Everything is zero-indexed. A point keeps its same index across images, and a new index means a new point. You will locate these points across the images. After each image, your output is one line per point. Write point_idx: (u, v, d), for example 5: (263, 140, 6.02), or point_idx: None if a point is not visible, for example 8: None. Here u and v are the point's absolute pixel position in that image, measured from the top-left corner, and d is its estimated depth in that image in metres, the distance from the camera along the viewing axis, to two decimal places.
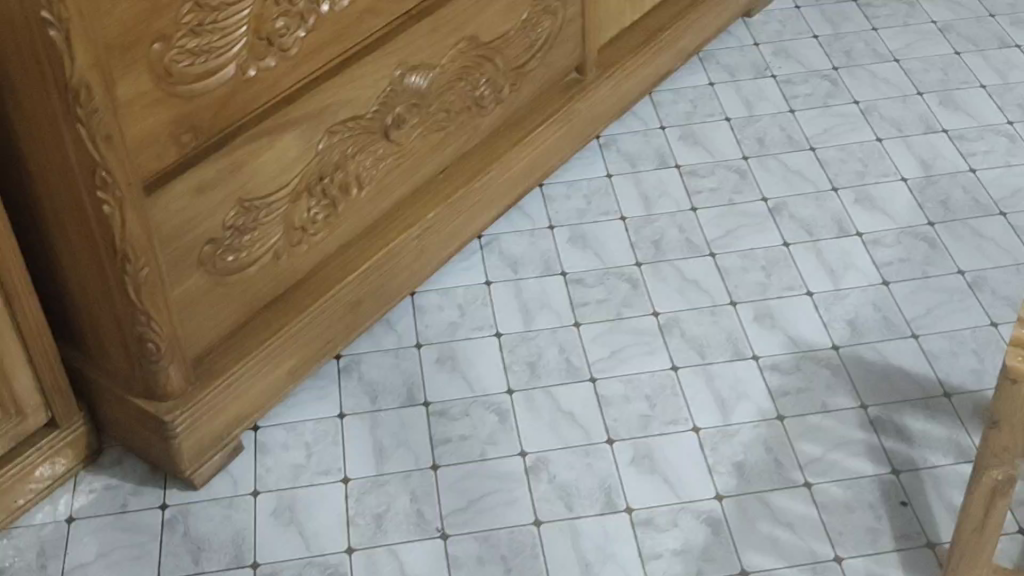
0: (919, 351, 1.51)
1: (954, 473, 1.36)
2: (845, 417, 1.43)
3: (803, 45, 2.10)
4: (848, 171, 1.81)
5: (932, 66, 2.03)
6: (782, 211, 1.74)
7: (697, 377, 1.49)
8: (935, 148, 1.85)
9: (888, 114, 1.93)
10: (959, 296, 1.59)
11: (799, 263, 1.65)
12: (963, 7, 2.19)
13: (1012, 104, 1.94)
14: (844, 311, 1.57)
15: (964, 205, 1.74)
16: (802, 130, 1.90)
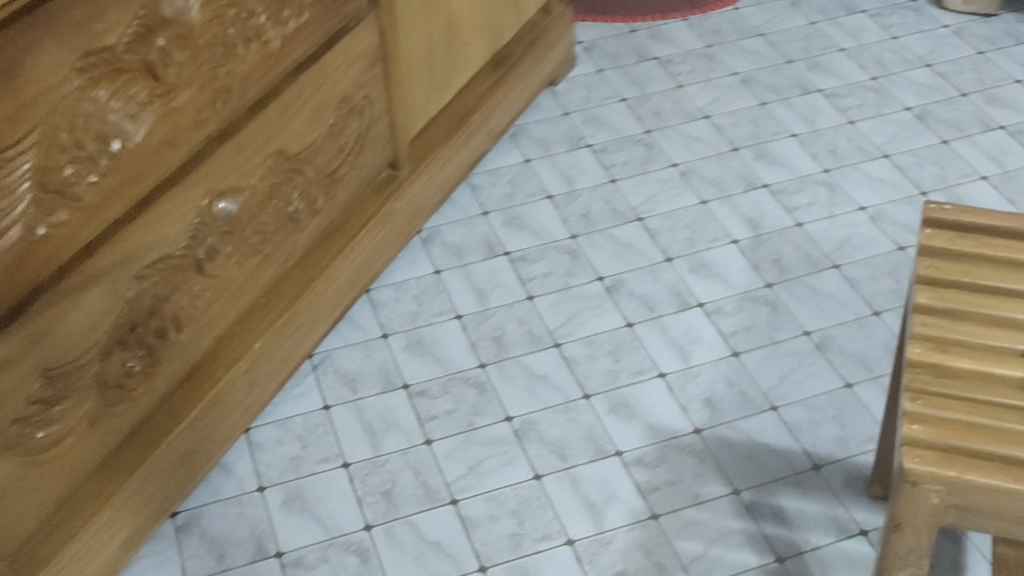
0: (780, 423, 1.49)
1: (837, 553, 1.32)
2: (718, 506, 1.38)
3: (611, 110, 2.12)
4: (678, 240, 1.80)
5: (741, 120, 2.08)
6: (619, 289, 1.72)
7: (561, 482, 1.43)
8: (759, 206, 1.87)
9: (708, 175, 1.94)
10: (808, 359, 1.58)
11: (645, 341, 1.63)
12: (760, 56, 2.25)
13: (824, 151, 1.99)
14: (699, 389, 1.54)
15: (796, 262, 1.75)
16: (625, 200, 1.90)
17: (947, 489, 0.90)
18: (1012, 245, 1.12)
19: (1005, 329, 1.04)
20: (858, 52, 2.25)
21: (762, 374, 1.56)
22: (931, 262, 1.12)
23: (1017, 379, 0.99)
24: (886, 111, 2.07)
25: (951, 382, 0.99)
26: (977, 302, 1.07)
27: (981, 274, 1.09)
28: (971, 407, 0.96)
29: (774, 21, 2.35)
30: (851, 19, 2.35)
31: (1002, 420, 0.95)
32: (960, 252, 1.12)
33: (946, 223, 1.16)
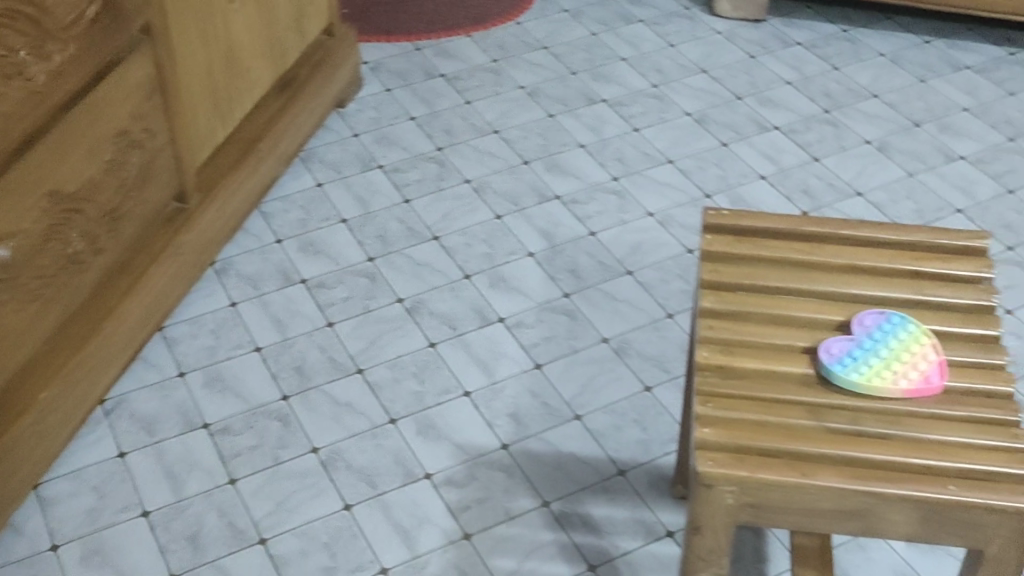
0: (585, 432, 1.51)
1: (646, 555, 1.35)
2: (529, 520, 1.39)
3: (402, 129, 2.10)
4: (476, 256, 1.81)
5: (530, 132, 2.09)
6: (420, 309, 1.71)
7: (372, 510, 1.41)
8: (553, 217, 1.89)
9: (501, 188, 1.95)
10: (608, 366, 1.61)
11: (448, 360, 1.62)
12: (545, 68, 2.28)
13: (612, 159, 2.03)
14: (505, 405, 1.55)
15: (592, 270, 1.78)
16: (421, 219, 1.88)
17: (740, 489, 0.93)
18: (787, 245, 1.16)
19: (786, 328, 1.08)
20: (638, 60, 2.31)
21: (565, 384, 1.58)
22: (714, 266, 1.15)
23: (799, 375, 1.03)
24: (668, 118, 2.14)
25: (739, 384, 1.02)
26: (758, 302, 1.10)
27: (760, 275, 1.13)
28: (758, 406, 1.00)
29: (556, 33, 2.39)
30: (629, 29, 2.41)
31: (788, 417, 0.98)
32: (740, 253, 1.15)
33: (726, 226, 1.19)
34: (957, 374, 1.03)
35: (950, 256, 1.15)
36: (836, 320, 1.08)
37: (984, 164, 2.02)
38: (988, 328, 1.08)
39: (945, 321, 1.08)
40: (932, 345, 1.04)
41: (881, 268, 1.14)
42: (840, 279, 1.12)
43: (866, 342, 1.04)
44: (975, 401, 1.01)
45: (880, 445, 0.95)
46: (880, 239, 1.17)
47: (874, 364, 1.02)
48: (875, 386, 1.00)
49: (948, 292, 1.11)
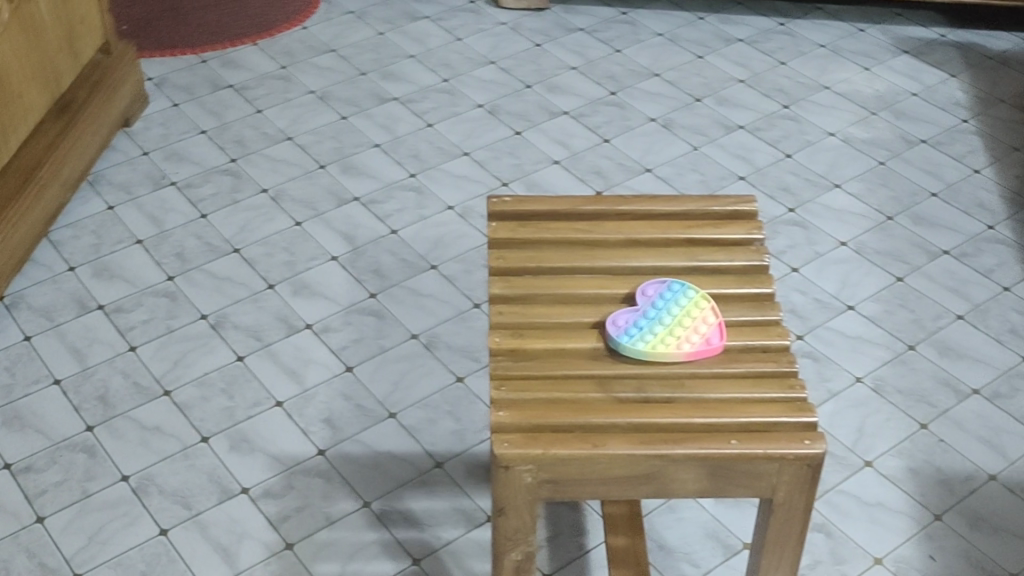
0: (400, 429, 1.53)
1: (469, 542, 1.37)
2: (350, 522, 1.40)
3: (192, 143, 2.06)
4: (277, 265, 1.79)
5: (324, 136, 2.08)
6: (224, 323, 1.68)
7: (190, 532, 1.39)
8: (353, 218, 1.89)
9: (298, 195, 1.94)
10: (418, 361, 1.63)
11: (256, 372, 1.61)
12: (334, 71, 2.27)
13: (407, 156, 2.04)
14: (318, 411, 1.55)
15: (395, 268, 1.79)
16: (218, 233, 1.85)
17: (538, 467, 0.96)
18: (568, 227, 1.21)
19: (572, 306, 1.12)
20: (426, 57, 2.32)
21: (377, 383, 1.59)
22: (500, 252, 1.18)
23: (589, 350, 1.07)
24: (459, 111, 2.16)
25: (531, 365, 1.05)
26: (545, 284, 1.14)
27: (546, 257, 1.17)
28: (550, 383, 1.04)
29: (342, 36, 2.39)
30: (415, 27, 2.43)
31: (579, 393, 1.02)
32: (524, 238, 1.19)
33: (510, 213, 1.23)
34: (734, 333, 1.09)
35: (720, 223, 1.22)
36: (620, 293, 1.13)
37: (761, 132, 2.12)
38: (760, 287, 1.14)
39: (721, 284, 1.14)
40: (712, 307, 1.09)
41: (657, 240, 1.19)
42: (621, 254, 1.17)
43: (650, 310, 1.08)
44: (752, 357, 1.07)
45: (667, 408, 1.00)
46: (655, 213, 1.23)
47: (658, 332, 1.06)
48: (659, 353, 1.05)
49: (721, 257, 1.17)
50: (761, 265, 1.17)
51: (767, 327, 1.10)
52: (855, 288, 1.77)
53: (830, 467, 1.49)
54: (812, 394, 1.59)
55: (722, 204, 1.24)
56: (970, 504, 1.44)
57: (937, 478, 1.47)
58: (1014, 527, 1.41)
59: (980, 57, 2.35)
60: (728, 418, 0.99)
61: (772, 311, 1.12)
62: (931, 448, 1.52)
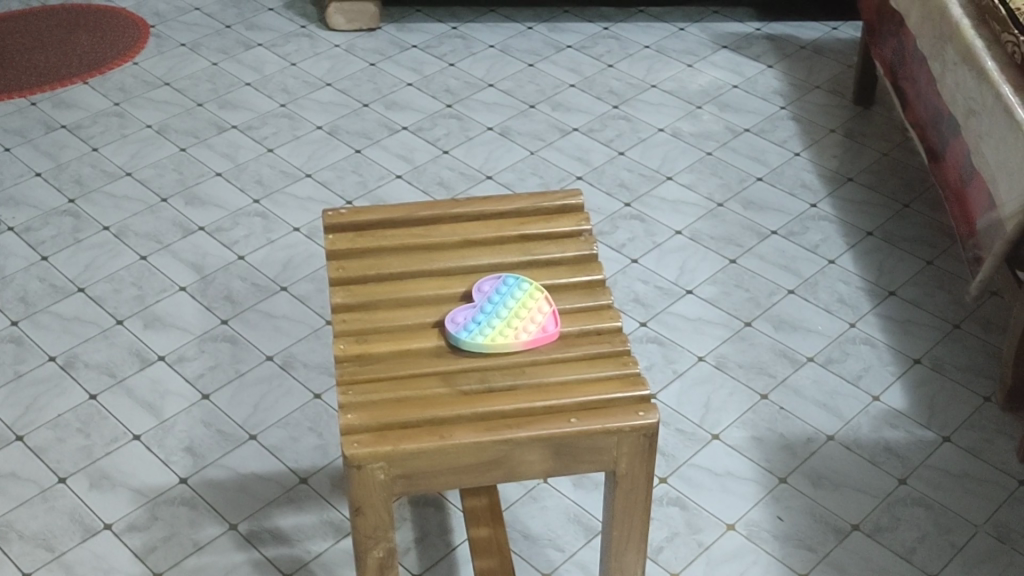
0: (262, 449, 1.54)
1: (338, 552, 1.40)
2: (219, 546, 1.41)
3: (28, 186, 2.03)
4: (126, 300, 1.78)
5: (165, 169, 2.08)
6: (75, 363, 1.67)
7: (54, 572, 1.38)
8: (200, 248, 1.90)
9: (142, 229, 1.93)
10: (277, 381, 1.65)
11: (111, 408, 1.60)
12: (170, 104, 2.27)
13: (251, 183, 2.05)
14: (178, 440, 1.55)
15: (246, 293, 1.80)
16: (62, 274, 1.84)
17: (388, 463, 1.01)
18: (404, 234, 1.26)
19: (415, 311, 1.17)
20: (263, 83, 2.33)
21: (235, 408, 1.60)
22: (338, 265, 1.22)
23: (432, 348, 1.13)
24: (299, 134, 2.18)
25: (377, 368, 1.10)
26: (385, 292, 1.19)
27: (384, 266, 1.22)
28: (397, 383, 1.08)
29: (176, 68, 2.38)
30: (249, 54, 2.43)
31: (424, 389, 1.07)
32: (361, 249, 1.24)
33: (347, 226, 1.27)
34: (568, 320, 1.16)
35: (548, 218, 1.29)
36: (458, 293, 1.19)
37: (596, 133, 2.19)
38: (591, 275, 1.22)
39: (553, 276, 1.21)
40: (546, 297, 1.16)
41: (490, 238, 1.26)
42: (456, 256, 1.23)
43: (487, 305, 1.14)
44: (586, 341, 1.14)
45: (509, 396, 1.06)
46: (486, 212, 1.29)
47: (496, 324, 1.13)
48: (497, 345, 1.11)
49: (551, 250, 1.24)
50: (589, 255, 1.24)
51: (599, 311, 1.18)
52: (692, 273, 1.85)
53: (680, 443, 1.56)
54: (659, 377, 1.66)
55: (549, 199, 1.31)
56: (813, 464, 1.53)
57: (780, 444, 1.56)
58: (853, 482, 1.50)
59: (795, 48, 2.47)
60: (567, 398, 1.06)
61: (601, 296, 1.19)
62: (773, 416, 1.60)
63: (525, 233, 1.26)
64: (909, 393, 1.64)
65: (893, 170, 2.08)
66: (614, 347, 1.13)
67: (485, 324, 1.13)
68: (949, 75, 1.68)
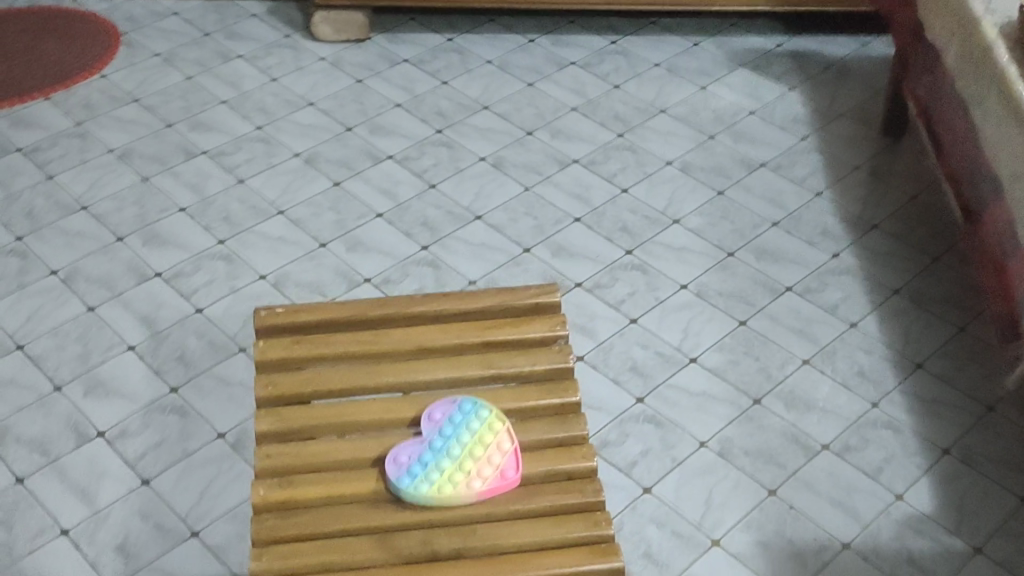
0: (204, 551, 1.44)
1: None
2: None
3: None
4: (69, 360, 1.68)
5: (124, 202, 1.95)
6: (6, 437, 1.57)
7: None
8: (155, 297, 1.78)
9: (92, 274, 1.81)
10: (225, 465, 1.54)
11: (40, 493, 1.50)
12: (136, 124, 2.12)
13: (217, 220, 1.92)
14: (110, 535, 1.45)
15: (201, 354, 1.69)
16: (3, 326, 1.73)
17: None
18: (354, 343, 1.38)
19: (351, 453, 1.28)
20: (239, 102, 2.18)
21: (180, 495, 1.50)
22: (271, 379, 1.35)
23: (370, 494, 1.23)
24: (275, 163, 2.05)
25: (306, 522, 1.21)
26: (323, 450, 1.28)
27: (326, 379, 1.34)
28: (332, 540, 1.20)
29: (147, 82, 2.22)
30: (227, 67, 2.27)
31: (358, 553, 1.18)
32: (309, 363, 1.37)
33: (293, 324, 1.40)
34: (529, 461, 1.27)
35: (510, 324, 1.41)
36: (408, 416, 1.31)
37: (598, 166, 2.11)
38: (561, 397, 1.33)
39: (519, 399, 1.33)
40: (503, 434, 1.27)
41: (448, 346, 1.38)
42: (406, 363, 1.36)
43: (434, 447, 1.25)
44: (548, 489, 1.25)
45: (451, 561, 1.17)
46: (442, 318, 1.41)
47: (444, 468, 1.23)
48: (446, 495, 1.21)
49: (509, 361, 1.37)
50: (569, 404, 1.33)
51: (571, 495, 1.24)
52: (668, 358, 1.79)
53: None
54: None
55: (513, 298, 1.43)
56: None
57: None
58: None
59: (818, 68, 2.35)
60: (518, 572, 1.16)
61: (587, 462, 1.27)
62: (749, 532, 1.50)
63: (483, 342, 1.38)
64: (936, 490, 1.59)
65: (921, 219, 2.02)
66: (572, 536, 1.20)
67: (433, 467, 1.23)
68: (992, 132, 1.48)
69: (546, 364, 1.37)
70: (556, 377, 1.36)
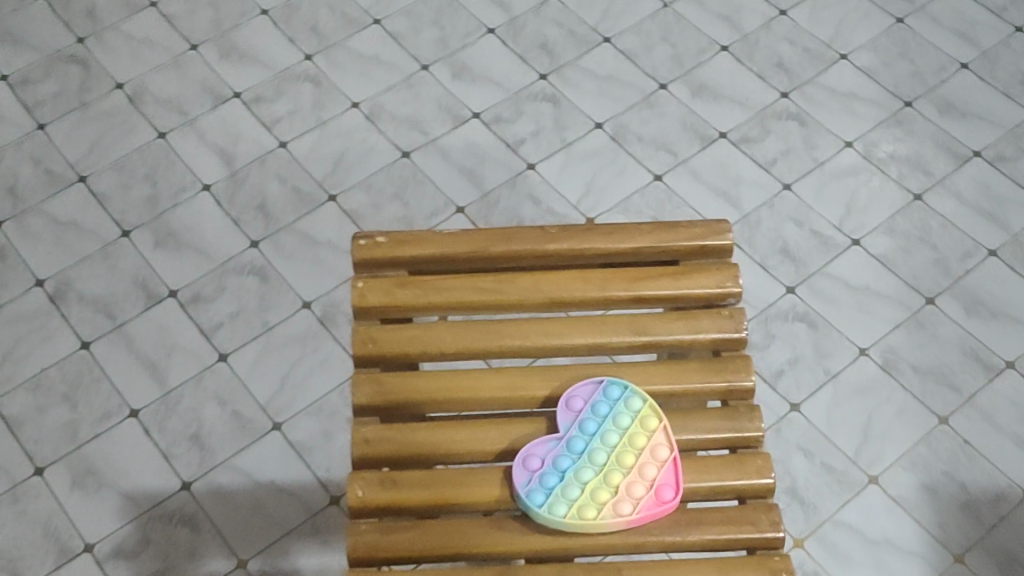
0: None
1: None
2: None
3: None
4: (52, 429, 1.26)
5: (133, 174, 1.49)
6: None
7: None
8: (167, 332, 1.34)
9: (87, 290, 1.38)
10: None
11: None
12: (152, 45, 1.62)
13: (250, 208, 1.46)
14: None
15: (223, 432, 1.26)
16: None
17: None
18: (488, 342, 0.86)
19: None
20: (284, 14, 1.66)
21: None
22: (370, 330, 0.86)
23: (490, 504, 0.79)
24: (326, 118, 1.54)
25: None
26: (421, 532, 0.78)
27: (458, 384, 0.84)
28: None
29: None
30: None
31: None
32: (410, 399, 0.84)
33: (386, 261, 0.89)
34: (697, 467, 0.80)
35: (672, 270, 0.89)
36: (537, 393, 0.83)
37: (752, 145, 1.49)
38: (730, 379, 0.84)
39: (678, 377, 0.84)
40: (665, 433, 0.81)
41: (586, 295, 0.87)
42: (531, 330, 0.86)
43: (577, 443, 0.80)
44: (718, 514, 0.78)
45: None
46: (609, 282, 0.88)
47: (586, 482, 0.78)
48: (587, 522, 0.76)
49: (674, 333, 0.86)
50: (766, 486, 0.80)
51: None
52: (878, 458, 1.23)
53: None
54: None
55: (682, 235, 0.89)
56: None
57: None
58: None
59: None
60: None
61: None
62: None
63: (643, 336, 0.86)
64: None
65: None
66: None
67: (572, 479, 0.79)
68: None
69: (751, 434, 0.82)
70: (749, 431, 0.82)
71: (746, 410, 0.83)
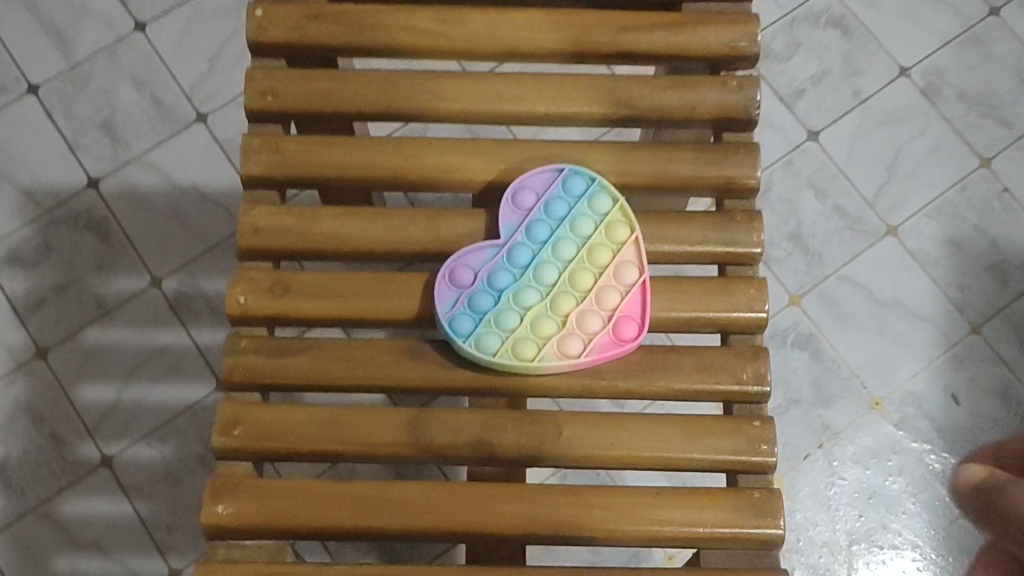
0: (119, 485, 0.95)
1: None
2: None
3: None
4: None
5: None
6: None
7: None
8: None
9: None
10: (162, 335, 0.99)
11: None
12: None
13: None
14: None
15: (137, 118, 1.06)
16: None
17: None
18: (421, 102, 0.66)
19: (365, 425, 0.61)
20: None
21: (91, 386, 0.97)
22: (269, 77, 0.66)
23: (405, 321, 0.64)
24: None
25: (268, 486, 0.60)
26: (316, 354, 0.63)
27: (379, 159, 0.65)
28: (321, 417, 0.61)
29: None
30: None
31: (376, 444, 0.61)
32: (316, 174, 0.65)
33: None
34: (671, 292, 0.64)
35: (672, 17, 0.67)
36: (481, 176, 0.66)
37: None
38: (727, 172, 0.66)
39: (661, 167, 0.66)
40: (636, 246, 0.64)
41: (553, 46, 0.66)
42: (479, 90, 0.66)
43: (520, 254, 0.63)
44: (687, 358, 0.63)
45: (508, 490, 0.59)
46: (589, 29, 0.66)
47: (528, 307, 0.63)
48: (524, 365, 0.61)
49: (664, 106, 0.66)
50: (755, 322, 0.64)
51: None
52: (902, 204, 1.04)
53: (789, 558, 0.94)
54: (795, 423, 0.97)
55: None
56: None
57: None
58: None
59: None
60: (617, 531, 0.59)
61: (756, 517, 0.59)
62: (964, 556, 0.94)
63: (622, 107, 0.66)
64: None
65: None
66: None
67: (510, 302, 0.63)
68: None
69: (746, 251, 0.65)
70: (744, 246, 0.65)
71: (744, 220, 0.65)
